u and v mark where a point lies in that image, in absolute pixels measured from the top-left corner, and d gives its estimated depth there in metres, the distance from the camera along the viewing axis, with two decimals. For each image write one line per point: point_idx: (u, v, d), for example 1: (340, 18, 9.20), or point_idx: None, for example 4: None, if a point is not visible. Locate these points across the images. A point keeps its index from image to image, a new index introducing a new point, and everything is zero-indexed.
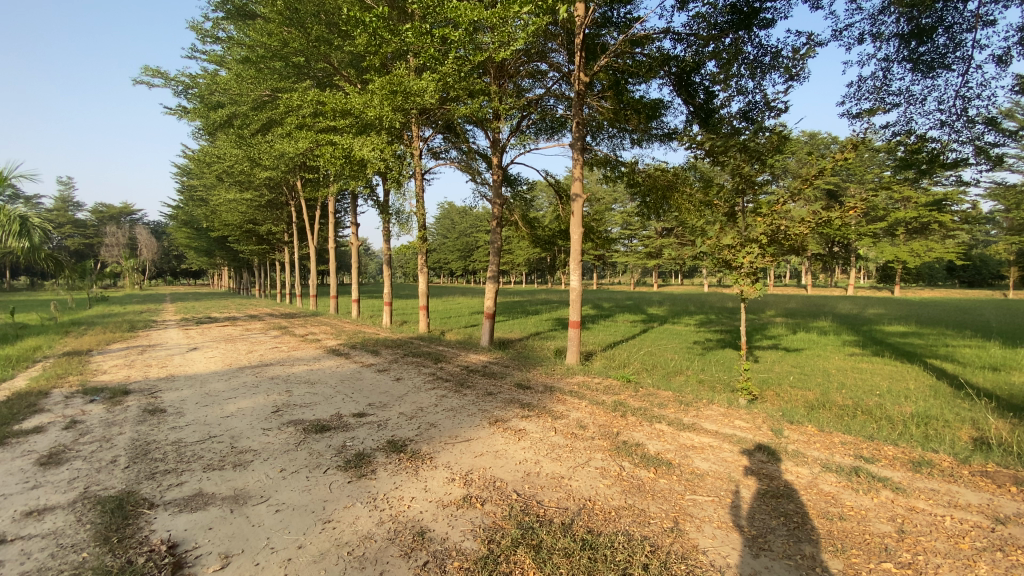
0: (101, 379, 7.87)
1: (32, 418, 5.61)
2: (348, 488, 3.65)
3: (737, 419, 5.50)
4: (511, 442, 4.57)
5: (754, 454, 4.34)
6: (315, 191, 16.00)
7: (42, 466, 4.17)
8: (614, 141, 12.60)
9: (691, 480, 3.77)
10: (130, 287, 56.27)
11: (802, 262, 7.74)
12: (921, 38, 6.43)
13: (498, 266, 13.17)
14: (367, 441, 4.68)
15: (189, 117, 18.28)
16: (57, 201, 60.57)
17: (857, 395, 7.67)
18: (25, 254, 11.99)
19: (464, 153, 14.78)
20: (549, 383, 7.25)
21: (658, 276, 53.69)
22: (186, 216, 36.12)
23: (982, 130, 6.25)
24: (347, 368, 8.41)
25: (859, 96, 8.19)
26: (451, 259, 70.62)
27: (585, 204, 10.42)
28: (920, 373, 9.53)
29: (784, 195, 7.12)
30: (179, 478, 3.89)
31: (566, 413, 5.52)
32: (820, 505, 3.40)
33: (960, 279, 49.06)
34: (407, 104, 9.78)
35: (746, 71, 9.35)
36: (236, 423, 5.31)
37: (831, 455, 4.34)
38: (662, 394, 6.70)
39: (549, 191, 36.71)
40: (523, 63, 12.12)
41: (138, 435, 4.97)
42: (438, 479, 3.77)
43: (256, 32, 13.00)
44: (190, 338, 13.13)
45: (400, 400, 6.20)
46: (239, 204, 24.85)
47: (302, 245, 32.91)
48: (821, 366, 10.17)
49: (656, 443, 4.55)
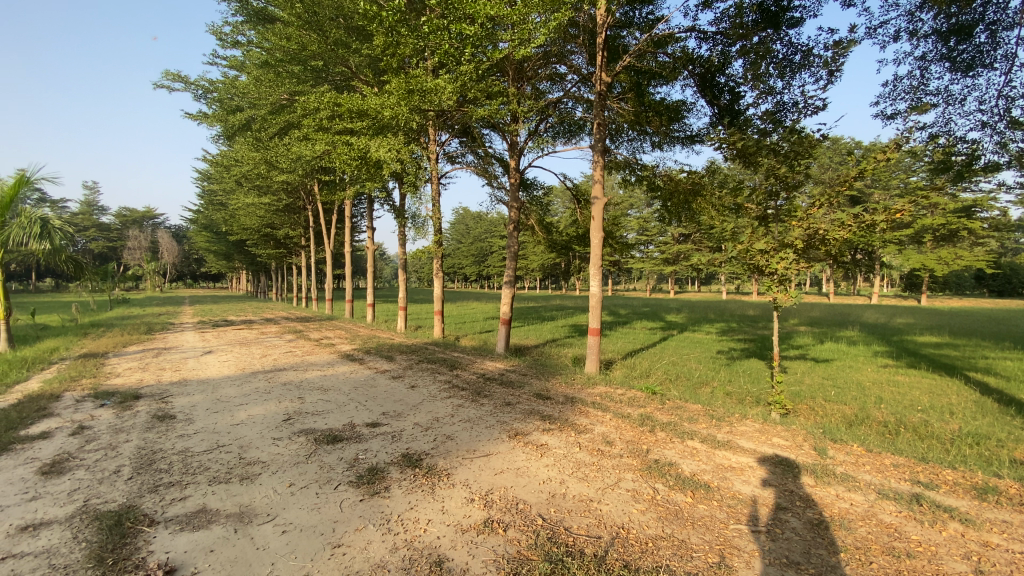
0: (114, 382, 7.77)
1: (40, 423, 5.47)
2: (360, 508, 3.39)
3: (775, 436, 5.13)
4: (534, 458, 4.27)
5: (799, 476, 3.98)
6: (331, 195, 15.94)
7: (43, 475, 3.99)
8: (633, 145, 12.30)
9: (734, 506, 3.43)
10: (151, 289, 57.35)
11: (823, 271, 7.20)
12: (959, 37, 6.04)
13: (514, 271, 12.90)
14: (380, 453, 4.43)
15: (208, 121, 18.38)
16: (83, 205, 62.24)
17: (898, 410, 7.21)
18: (47, 257, 12.07)
19: (480, 157, 14.61)
20: (570, 394, 6.94)
21: (674, 283, 52.85)
22: (206, 219, 36.57)
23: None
24: (361, 375, 8.18)
25: (893, 95, 7.77)
26: (466, 264, 70.73)
27: (606, 207, 10.11)
28: (961, 387, 9.01)
29: (820, 199, 6.71)
30: (183, 492, 3.67)
31: (590, 427, 5.20)
32: (882, 539, 3.04)
33: (990, 288, 47.22)
34: (424, 104, 9.58)
35: (775, 70, 8.98)
36: (246, 432, 5.10)
37: (886, 480, 3.96)
38: (690, 407, 6.35)
39: (565, 196, 36.51)
40: (542, 65, 11.91)
41: (144, 443, 4.78)
42: (456, 499, 3.49)
43: (275, 35, 12.97)
44: (206, 341, 13.10)
45: (415, 409, 5.94)
46: (257, 208, 25.03)
47: (318, 249, 33.05)
48: (854, 378, 9.69)
49: (691, 463, 4.21)
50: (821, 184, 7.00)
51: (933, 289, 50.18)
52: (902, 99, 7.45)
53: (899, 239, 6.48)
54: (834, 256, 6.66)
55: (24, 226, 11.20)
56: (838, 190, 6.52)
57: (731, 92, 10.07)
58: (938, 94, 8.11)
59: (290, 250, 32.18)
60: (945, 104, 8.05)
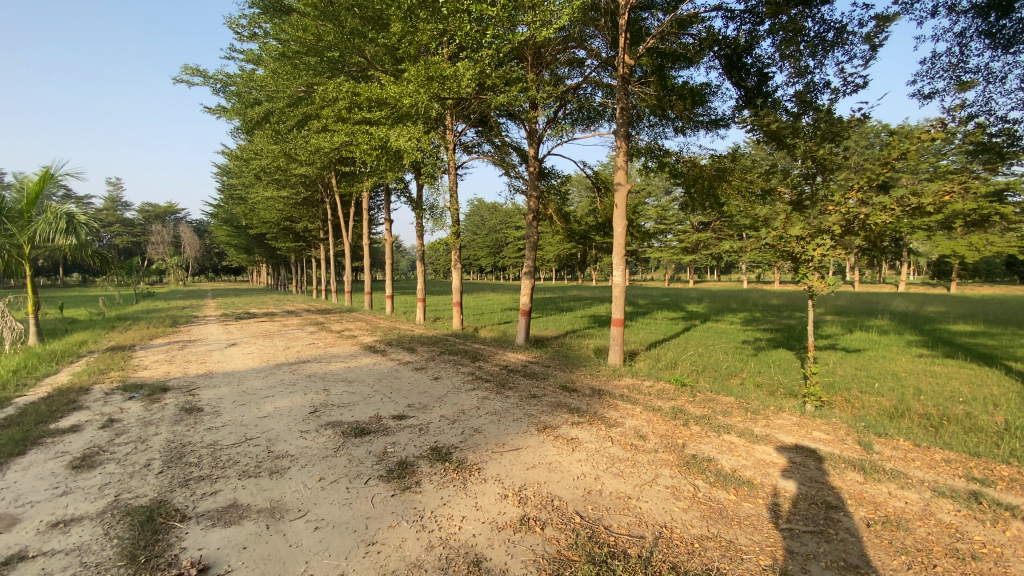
0: (141, 375, 7.85)
1: (71, 416, 5.53)
2: (392, 503, 3.31)
3: (816, 430, 4.92)
4: (565, 452, 4.15)
5: (846, 472, 3.79)
6: (349, 187, 15.93)
7: (73, 470, 4.00)
8: (655, 130, 12.01)
9: (780, 505, 3.27)
10: (175, 282, 58.55)
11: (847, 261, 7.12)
12: (999, 11, 5.85)
13: (534, 261, 12.75)
14: (409, 447, 4.35)
15: (227, 115, 18.46)
16: (108, 202, 63.91)
17: (939, 402, 6.92)
18: (74, 252, 12.23)
19: (497, 146, 14.42)
20: (596, 386, 6.78)
21: (693, 272, 52.11)
22: (226, 214, 37.03)
23: None
24: (384, 366, 8.14)
25: (930, 73, 7.46)
26: (481, 255, 70.67)
27: (629, 194, 9.86)
28: (1002, 377, 8.64)
29: (858, 182, 6.40)
30: (213, 486, 3.64)
31: (621, 420, 5.06)
32: (944, 540, 2.84)
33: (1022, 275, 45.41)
34: (444, 91, 9.41)
35: (807, 49, 8.60)
36: (273, 425, 5.08)
37: (938, 476, 3.74)
38: (722, 399, 6.17)
39: (582, 185, 36.15)
40: (561, 49, 11.64)
41: (173, 436, 4.78)
42: (490, 495, 3.39)
43: (292, 26, 12.91)
44: (230, 334, 13.26)
45: (440, 402, 5.86)
46: (276, 202, 25.25)
47: (336, 241, 33.28)
48: (888, 369, 9.37)
49: (730, 458, 4.05)
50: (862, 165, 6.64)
51: (963, 275, 48.54)
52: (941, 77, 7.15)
53: (928, 226, 6.23)
54: (872, 241, 6.40)
55: (51, 221, 11.38)
56: (879, 172, 6.23)
57: (758, 73, 9.72)
58: (980, 69, 7.71)
59: (309, 243, 32.48)
60: (985, 82, 7.69)
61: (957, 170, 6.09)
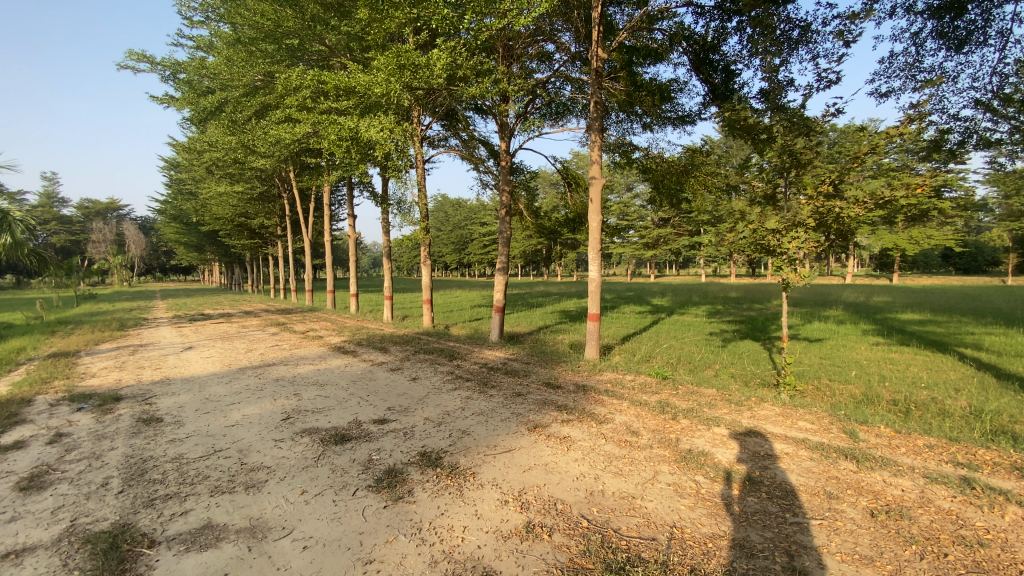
0: (90, 383, 7.23)
1: (12, 431, 4.98)
2: (385, 516, 3.09)
3: (801, 420, 4.99)
4: (560, 452, 4.02)
5: (840, 462, 3.87)
6: (311, 181, 15.27)
7: (20, 492, 3.58)
8: (623, 126, 12.07)
9: (784, 498, 3.28)
10: (119, 283, 55.16)
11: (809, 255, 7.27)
12: (953, 13, 6.07)
13: (506, 256, 12.57)
14: (395, 453, 4.12)
15: (175, 104, 17.36)
16: (42, 197, 59.57)
17: (903, 388, 7.23)
18: (6, 251, 11.22)
19: (464, 140, 14.14)
20: (579, 381, 6.70)
21: (654, 267, 53.18)
22: (174, 210, 34.97)
23: (983, 117, 5.94)
24: (357, 368, 7.79)
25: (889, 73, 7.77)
26: (445, 251, 69.76)
27: (603, 189, 9.80)
28: (955, 363, 9.13)
29: (831, 175, 6.38)
30: (184, 506, 3.31)
31: (611, 416, 4.98)
32: (947, 527, 2.90)
33: (956, 266, 48.57)
34: (416, 80, 9.11)
35: (774, 46, 8.72)
36: (244, 434, 4.73)
37: (928, 464, 3.87)
38: (705, 392, 6.19)
39: (546, 182, 36.26)
40: (530, 43, 11.48)
41: (132, 451, 4.36)
42: (489, 501, 3.22)
43: (247, 11, 12.23)
44: (185, 337, 12.50)
45: (422, 403, 5.62)
46: (230, 197, 24.05)
47: (295, 238, 32.06)
48: (851, 357, 9.75)
49: (725, 452, 4.04)
50: (835, 157, 6.70)
51: (903, 267, 51.59)
52: (899, 76, 7.44)
53: (873, 221, 6.48)
54: (842, 233, 6.51)
55: None
56: (848, 168, 6.29)
57: (725, 70, 9.87)
58: (934, 70, 8.02)
59: (266, 241, 31.14)
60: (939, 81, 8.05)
61: (897, 168, 6.26)
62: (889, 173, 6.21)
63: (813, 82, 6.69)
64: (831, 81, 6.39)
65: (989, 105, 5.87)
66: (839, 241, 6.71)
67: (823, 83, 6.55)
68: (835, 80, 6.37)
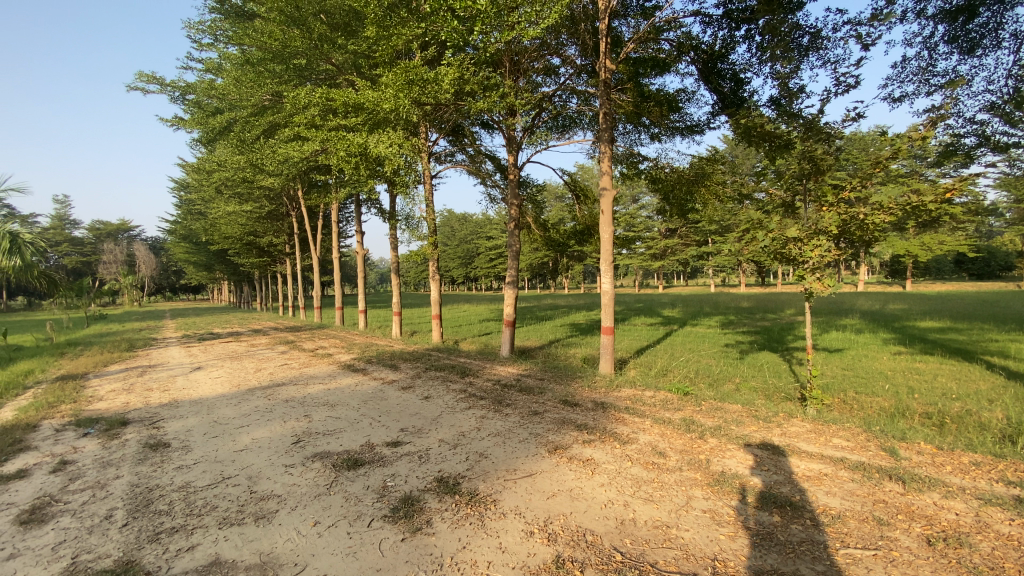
0: (97, 407, 7.10)
1: (15, 459, 4.84)
2: (403, 550, 2.90)
3: (835, 437, 4.75)
4: (585, 477, 3.81)
5: (883, 483, 3.64)
6: (319, 198, 15.26)
7: (20, 526, 3.42)
8: (630, 137, 11.97)
9: (831, 525, 3.05)
10: (130, 304, 55.55)
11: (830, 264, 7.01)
12: (966, 15, 5.89)
13: (516, 270, 12.41)
14: (411, 479, 3.93)
15: (184, 125, 17.51)
16: (54, 220, 60.44)
17: (934, 400, 6.95)
18: (17, 273, 11.22)
19: (471, 155, 14.10)
20: (597, 398, 6.46)
21: (663, 278, 52.84)
22: (184, 230, 35.28)
23: (995, 122, 5.78)
24: (367, 387, 7.62)
25: (901, 77, 7.63)
26: (452, 266, 69.84)
27: (614, 200, 9.63)
28: (983, 372, 8.81)
29: (853, 181, 6.16)
30: (190, 540, 3.13)
31: (634, 436, 4.75)
32: (1013, 555, 2.66)
33: (969, 272, 47.73)
34: (424, 94, 9.06)
35: (783, 53, 8.61)
36: (254, 459, 4.56)
37: (977, 483, 3.63)
38: (730, 407, 5.95)
39: (553, 195, 36.27)
40: (536, 57, 11.46)
41: (137, 479, 4.20)
42: (513, 533, 3.02)
43: (255, 32, 12.34)
44: (194, 357, 12.39)
45: (436, 424, 5.43)
46: (239, 217, 24.17)
47: (303, 256, 32.17)
48: (874, 368, 9.44)
49: (760, 474, 3.81)
50: (855, 162, 6.49)
51: (915, 274, 50.86)
52: (912, 81, 7.29)
53: (895, 228, 6.23)
54: (865, 242, 6.24)
55: None
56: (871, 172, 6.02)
57: (734, 79, 9.75)
58: (948, 73, 7.83)
59: (275, 259, 31.25)
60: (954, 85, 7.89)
61: (911, 173, 6.06)
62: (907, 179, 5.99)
63: (831, 87, 6.53)
64: (849, 85, 6.23)
65: (1002, 109, 5.70)
66: (852, 247, 6.43)
67: (841, 87, 6.38)
68: (854, 84, 6.21)
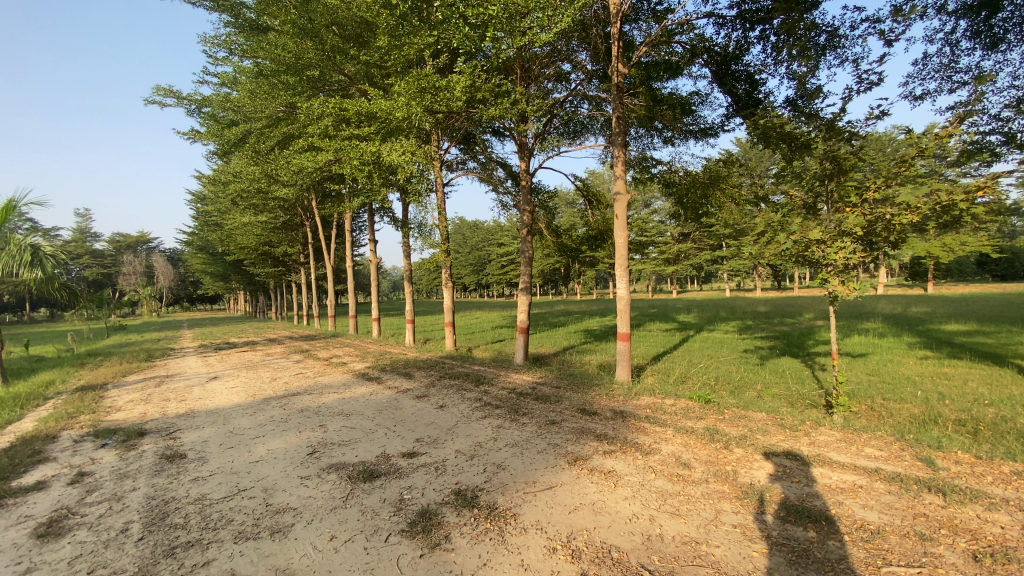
0: (115, 417, 7.13)
1: (34, 471, 4.85)
2: (422, 567, 2.81)
3: (867, 446, 4.56)
4: (607, 490, 3.68)
5: (921, 495, 3.47)
6: (332, 208, 15.34)
7: (36, 540, 3.39)
8: (643, 141, 11.86)
9: (870, 541, 2.89)
10: (148, 314, 56.45)
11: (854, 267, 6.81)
12: (988, 10, 5.69)
13: (529, 277, 12.31)
14: (428, 492, 3.84)
15: (200, 137, 17.77)
16: (76, 233, 61.83)
17: (967, 406, 6.70)
18: (39, 285, 11.40)
19: (482, 163, 14.09)
20: (616, 407, 6.32)
21: (676, 283, 52.39)
22: (201, 241, 35.84)
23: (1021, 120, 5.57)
24: (382, 396, 7.57)
25: (922, 75, 7.44)
26: (464, 274, 70.00)
27: (629, 204, 9.51)
28: (1016, 377, 8.49)
29: (877, 181, 5.98)
30: (206, 555, 3.07)
31: (656, 446, 4.61)
32: None
33: (993, 273, 46.58)
34: (436, 102, 9.06)
35: (798, 52, 8.47)
36: (269, 471, 4.50)
37: (1022, 494, 3.44)
38: (754, 415, 5.78)
39: (564, 201, 36.22)
40: (547, 63, 11.42)
41: (154, 491, 4.17)
42: (535, 550, 2.91)
43: (269, 44, 12.48)
44: (210, 366, 12.47)
45: (452, 434, 5.34)
46: (254, 227, 24.45)
47: (317, 265, 32.45)
48: (901, 373, 9.15)
49: (791, 486, 3.65)
50: (879, 161, 6.30)
51: (936, 276, 49.75)
52: (933, 78, 7.10)
53: (922, 229, 6.02)
54: (891, 244, 6.05)
55: (14, 254, 10.60)
56: (896, 171, 5.82)
57: (748, 80, 9.61)
58: (971, 70, 7.61)
59: (289, 268, 31.54)
60: (977, 82, 7.68)
61: (936, 172, 5.86)
62: (934, 178, 5.79)
63: (852, 85, 6.37)
64: (872, 83, 6.07)
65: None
66: (877, 249, 6.23)
67: (863, 85, 6.23)
68: (877, 81, 6.04)
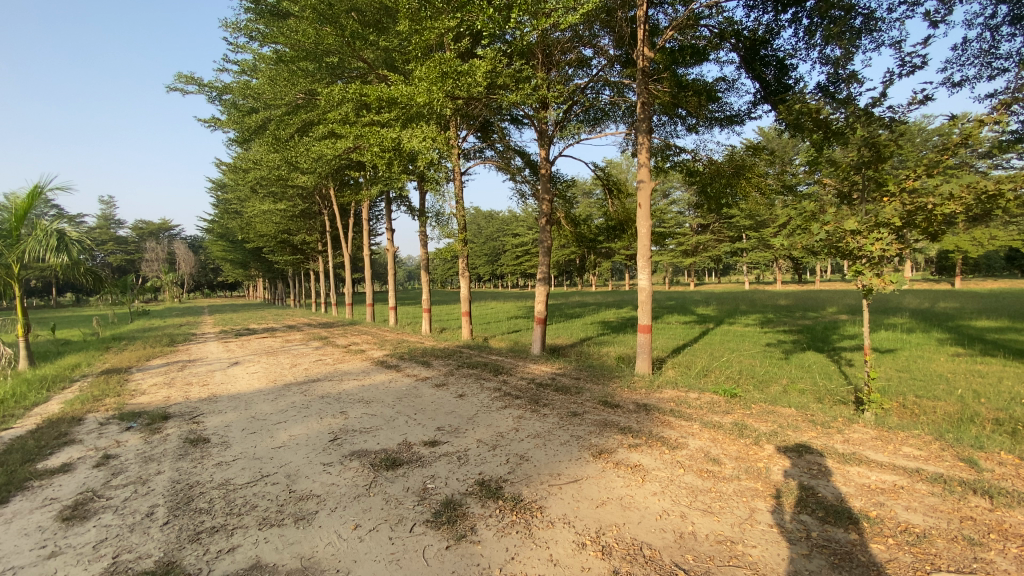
0: (139, 401, 7.24)
1: (61, 453, 4.92)
2: (449, 560, 2.74)
3: (904, 445, 4.39)
4: (635, 484, 3.58)
5: (967, 497, 3.31)
6: (350, 196, 15.34)
7: (64, 522, 3.41)
8: (666, 129, 11.59)
9: (916, 545, 2.75)
10: (170, 300, 57.62)
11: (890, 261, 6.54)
12: None
13: (548, 267, 12.17)
14: (451, 481, 3.78)
15: (221, 124, 17.89)
16: (101, 220, 63.26)
17: (1005, 404, 6.45)
18: (66, 270, 11.61)
19: (500, 151, 13.94)
20: (639, 400, 6.21)
21: (693, 275, 51.78)
22: (222, 229, 36.38)
23: None
24: (401, 384, 7.54)
25: (961, 61, 7.12)
26: (479, 264, 70.05)
27: (652, 193, 9.29)
28: None
29: (917, 169, 5.71)
30: (231, 541, 3.06)
31: (683, 440, 4.49)
32: None
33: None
34: (458, 87, 8.91)
35: (832, 37, 8.13)
36: (291, 457, 4.49)
37: None
38: (782, 411, 5.61)
39: (582, 191, 35.88)
40: (568, 49, 11.18)
41: (178, 475, 4.18)
42: (564, 545, 2.83)
43: (288, 30, 12.42)
44: (231, 352, 12.61)
45: (473, 424, 5.28)
46: (273, 215, 24.66)
47: (335, 253, 32.69)
48: (932, 370, 8.86)
49: (828, 486, 3.51)
50: (922, 148, 6.02)
51: (964, 271, 48.31)
52: (973, 64, 6.79)
53: (966, 221, 5.73)
54: (930, 236, 5.78)
55: (41, 238, 10.78)
56: (937, 159, 5.55)
57: (778, 66, 9.29)
58: (1012, 56, 7.28)
59: (307, 256, 31.82)
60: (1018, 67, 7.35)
61: (982, 160, 5.55)
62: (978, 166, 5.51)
63: (893, 69, 6.08)
64: (915, 66, 5.78)
65: None
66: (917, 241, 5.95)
67: (906, 68, 5.95)
68: (921, 64, 5.75)
